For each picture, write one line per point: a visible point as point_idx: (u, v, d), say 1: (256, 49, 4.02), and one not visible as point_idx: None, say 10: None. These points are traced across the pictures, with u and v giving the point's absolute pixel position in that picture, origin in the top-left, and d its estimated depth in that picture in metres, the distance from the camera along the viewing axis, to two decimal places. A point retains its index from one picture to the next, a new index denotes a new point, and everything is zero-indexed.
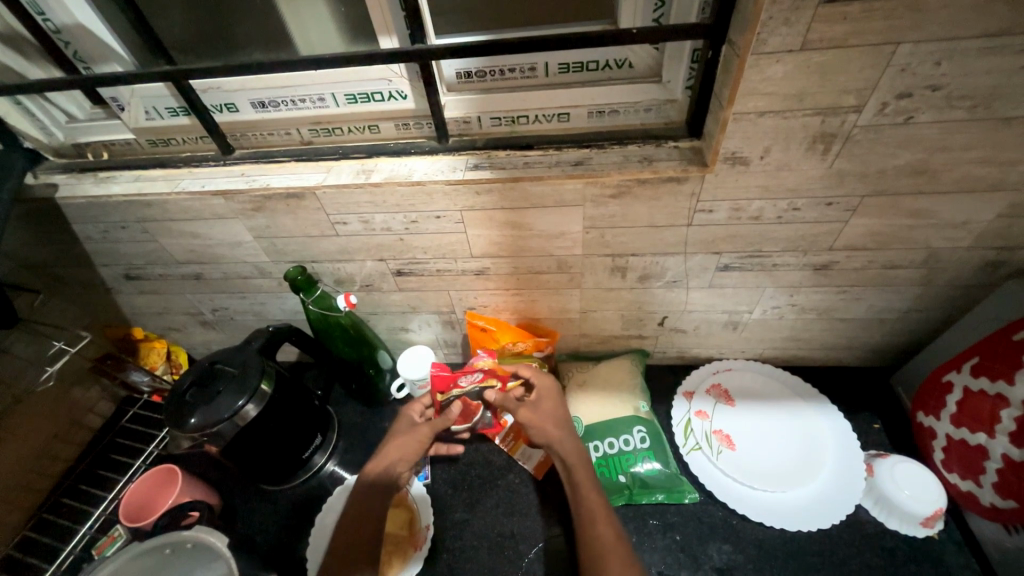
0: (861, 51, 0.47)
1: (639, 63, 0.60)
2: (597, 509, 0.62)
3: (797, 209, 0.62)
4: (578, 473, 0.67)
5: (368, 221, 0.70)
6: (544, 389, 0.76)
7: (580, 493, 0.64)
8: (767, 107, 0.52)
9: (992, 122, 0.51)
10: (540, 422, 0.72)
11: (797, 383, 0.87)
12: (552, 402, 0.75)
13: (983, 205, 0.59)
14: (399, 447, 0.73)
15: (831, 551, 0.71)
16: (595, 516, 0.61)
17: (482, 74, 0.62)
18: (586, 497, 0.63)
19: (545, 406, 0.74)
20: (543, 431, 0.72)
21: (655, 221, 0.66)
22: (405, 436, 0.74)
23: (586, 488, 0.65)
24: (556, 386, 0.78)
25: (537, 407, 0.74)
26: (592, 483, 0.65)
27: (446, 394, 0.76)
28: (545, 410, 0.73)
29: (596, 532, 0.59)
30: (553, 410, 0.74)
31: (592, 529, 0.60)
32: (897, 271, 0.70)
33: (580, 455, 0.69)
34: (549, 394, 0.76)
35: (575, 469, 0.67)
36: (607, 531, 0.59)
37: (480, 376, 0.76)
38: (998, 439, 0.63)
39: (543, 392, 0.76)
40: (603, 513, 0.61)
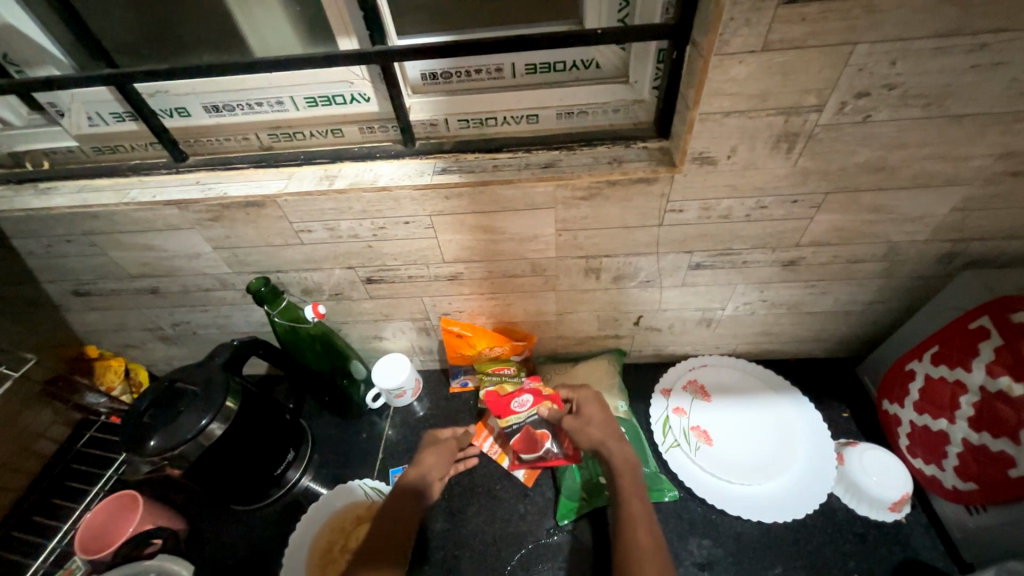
0: (820, 52, 0.47)
1: (606, 63, 0.60)
2: (639, 515, 0.60)
3: (764, 207, 0.63)
4: (623, 474, 0.65)
5: (335, 228, 0.68)
6: (586, 398, 0.76)
7: (623, 497, 0.62)
8: (732, 107, 0.52)
9: (944, 120, 0.53)
10: (585, 430, 0.70)
11: (770, 376, 0.89)
12: (600, 411, 0.73)
13: (939, 200, 0.61)
14: (432, 460, 0.73)
15: (807, 540, 0.73)
16: (636, 521, 0.60)
17: (447, 76, 0.61)
18: (627, 500, 0.62)
19: (593, 415, 0.73)
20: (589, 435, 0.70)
21: (627, 221, 0.66)
22: (438, 450, 0.75)
23: (631, 493, 0.63)
24: (603, 401, 0.76)
25: (583, 414, 0.73)
26: (639, 489, 0.63)
27: (506, 420, 0.80)
28: (593, 418, 0.72)
29: (636, 537, 0.58)
30: (603, 417, 0.72)
31: (632, 532, 0.59)
32: (860, 265, 0.71)
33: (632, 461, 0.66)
34: (599, 404, 0.74)
35: (620, 474, 0.65)
36: (646, 538, 0.58)
37: (530, 401, 0.80)
38: (958, 425, 0.65)
39: (588, 400, 0.75)
40: (647, 518, 0.60)
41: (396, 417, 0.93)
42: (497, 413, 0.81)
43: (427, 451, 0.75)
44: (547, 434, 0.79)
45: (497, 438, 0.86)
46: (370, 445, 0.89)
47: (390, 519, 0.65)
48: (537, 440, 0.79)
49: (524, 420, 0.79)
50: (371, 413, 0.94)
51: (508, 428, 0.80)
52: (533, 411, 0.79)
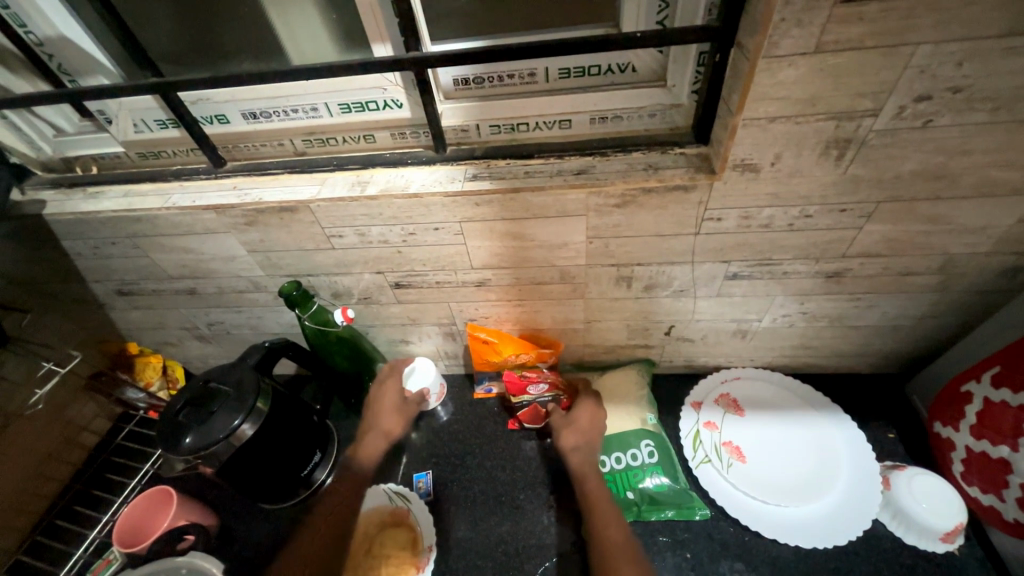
0: (878, 53, 0.44)
1: (642, 67, 0.58)
2: (609, 516, 0.66)
3: (809, 216, 0.60)
4: (588, 479, 0.72)
5: (365, 233, 0.68)
6: (581, 403, 0.81)
7: (592, 501, 0.69)
8: (778, 112, 0.49)
9: (1014, 125, 0.49)
10: (567, 432, 0.78)
11: (809, 391, 0.85)
12: (586, 415, 0.79)
13: (1004, 210, 0.57)
14: (391, 422, 0.81)
15: (849, 568, 0.69)
16: (604, 520, 0.66)
17: (479, 81, 0.60)
18: (597, 505, 0.68)
19: (579, 420, 0.79)
20: (567, 439, 0.77)
21: (662, 230, 0.63)
22: (395, 413, 0.82)
23: (597, 496, 0.70)
24: (600, 405, 0.81)
25: (569, 419, 0.79)
26: (604, 492, 0.70)
27: (518, 397, 0.86)
28: (578, 422, 0.78)
29: (608, 534, 0.64)
30: (584, 420, 0.79)
31: (603, 531, 0.65)
32: (914, 278, 0.67)
33: (593, 468, 0.74)
34: (590, 408, 0.80)
35: (586, 479, 0.72)
36: (617, 535, 0.64)
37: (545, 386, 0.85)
38: (1021, 453, 0.60)
39: (584, 404, 0.80)
40: (614, 516, 0.66)
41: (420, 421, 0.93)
42: (511, 390, 0.85)
43: (383, 418, 0.81)
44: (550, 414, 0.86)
45: (504, 399, 0.93)
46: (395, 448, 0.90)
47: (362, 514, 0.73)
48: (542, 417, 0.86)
49: (536, 399, 0.85)
50: None
51: (518, 404, 0.86)
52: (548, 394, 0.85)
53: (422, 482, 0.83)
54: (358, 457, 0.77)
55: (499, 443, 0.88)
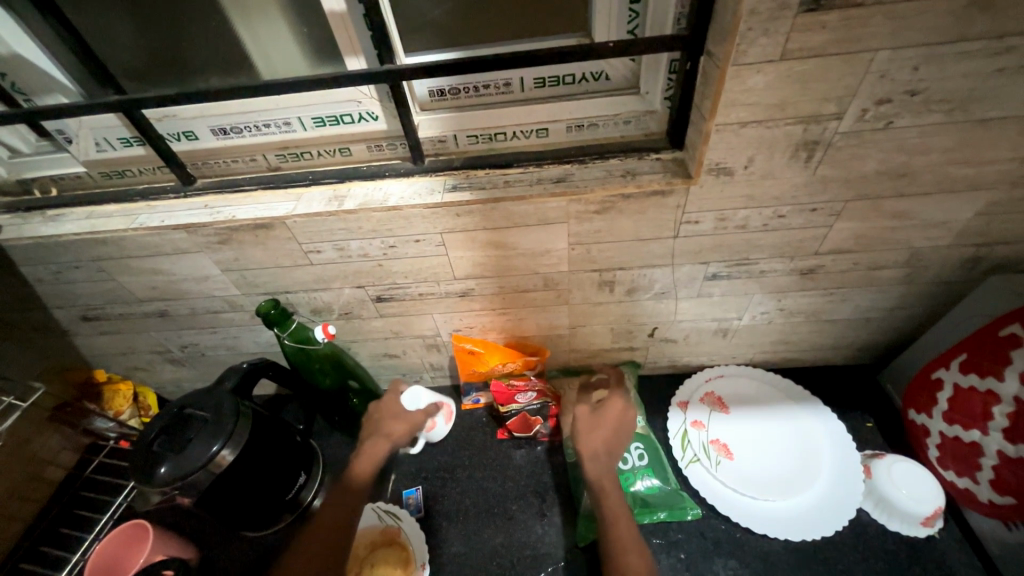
0: (840, 60, 0.46)
1: (616, 75, 0.59)
2: (629, 541, 0.59)
3: (782, 216, 0.62)
4: (608, 492, 0.64)
5: (344, 248, 0.67)
6: (610, 405, 0.75)
7: (611, 517, 0.61)
8: (749, 117, 0.51)
9: (968, 124, 0.51)
10: (591, 431, 0.71)
11: (790, 386, 0.87)
12: (613, 418, 0.73)
13: (962, 205, 0.60)
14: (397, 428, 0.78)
15: (837, 558, 0.70)
16: (622, 543, 0.59)
17: (455, 92, 0.60)
18: (616, 529, 0.60)
19: (606, 423, 0.72)
20: (591, 442, 0.70)
21: (642, 234, 0.64)
22: (401, 421, 0.80)
23: (617, 513, 0.62)
24: (630, 405, 0.76)
25: (595, 419, 0.73)
26: (624, 512, 0.62)
27: (506, 407, 0.84)
28: (604, 424, 0.72)
29: (626, 562, 0.57)
30: (609, 421, 0.72)
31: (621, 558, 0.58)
32: (882, 272, 0.70)
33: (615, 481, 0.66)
34: (620, 410, 0.74)
35: (605, 493, 0.64)
36: (637, 564, 0.57)
37: (534, 394, 0.85)
38: (992, 436, 0.62)
39: (613, 404, 0.75)
40: (634, 542, 0.59)
41: None
42: (499, 399, 0.85)
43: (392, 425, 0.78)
44: (539, 421, 0.85)
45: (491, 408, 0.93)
46: None
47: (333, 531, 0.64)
48: (531, 424, 0.85)
49: (524, 408, 0.85)
50: None
51: (506, 414, 0.85)
52: (536, 402, 0.85)
53: (412, 498, 0.81)
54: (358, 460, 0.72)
55: (491, 453, 0.87)
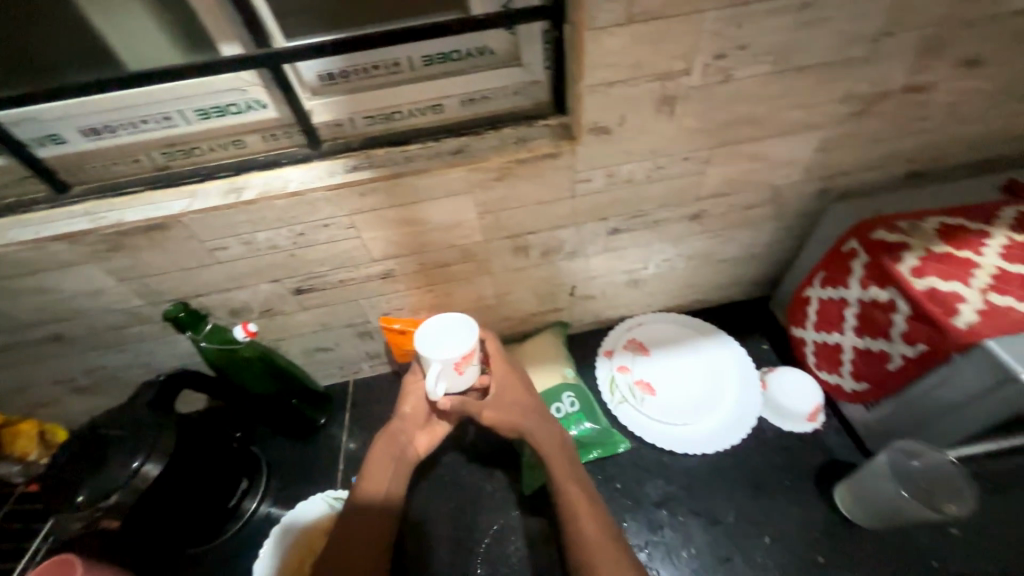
0: (677, 20, 0.52)
1: (499, 48, 0.62)
2: (579, 503, 0.63)
3: (661, 167, 0.69)
4: (555, 464, 0.67)
5: (251, 241, 0.66)
6: (502, 380, 0.73)
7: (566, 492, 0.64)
8: (613, 77, 0.56)
9: (791, 72, 0.60)
10: (505, 408, 0.71)
11: (698, 323, 0.97)
12: (515, 389, 0.73)
13: (803, 143, 0.70)
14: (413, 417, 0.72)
15: (745, 461, 0.81)
16: (577, 510, 0.62)
17: (345, 75, 0.61)
18: (565, 490, 0.64)
19: (507, 396, 0.72)
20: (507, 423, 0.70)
21: (543, 197, 0.69)
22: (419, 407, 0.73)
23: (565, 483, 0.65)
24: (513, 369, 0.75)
25: (496, 399, 0.71)
26: (572, 478, 0.65)
27: None
28: (504, 398, 0.72)
29: (584, 528, 0.60)
30: (513, 395, 0.72)
31: (572, 513, 0.62)
32: (754, 210, 0.80)
33: (556, 445, 0.69)
34: (518, 377, 0.75)
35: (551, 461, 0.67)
36: (593, 527, 0.60)
37: None
38: (847, 335, 0.74)
39: (505, 379, 0.74)
40: (582, 498, 0.63)
41: (353, 426, 0.94)
42: None
43: (400, 410, 0.72)
44: None
45: None
46: (332, 452, 0.90)
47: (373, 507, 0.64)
48: None
49: None
50: (330, 426, 0.94)
51: None
52: None
53: None
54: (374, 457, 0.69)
55: None
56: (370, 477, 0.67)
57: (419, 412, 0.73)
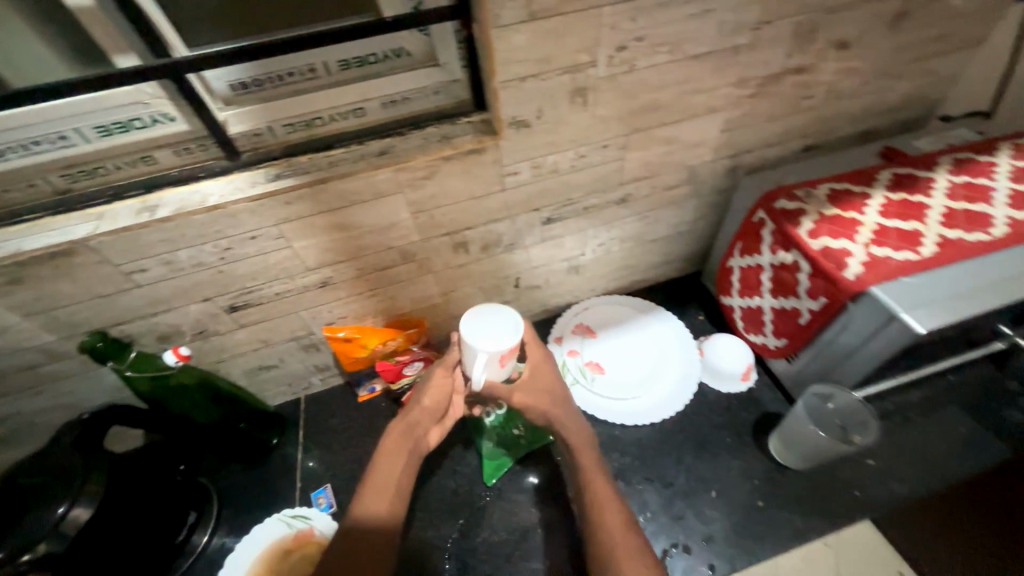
0: (577, 16, 0.56)
1: (415, 50, 0.63)
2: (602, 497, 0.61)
3: (583, 156, 0.72)
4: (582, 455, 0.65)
5: (172, 261, 0.63)
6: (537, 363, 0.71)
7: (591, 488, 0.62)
8: (525, 72, 0.59)
9: (688, 60, 0.65)
10: (537, 392, 0.69)
11: (639, 301, 1.02)
12: (549, 373, 0.71)
13: (709, 125, 0.76)
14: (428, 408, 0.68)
15: (691, 425, 0.86)
16: (602, 505, 0.60)
17: (259, 83, 0.60)
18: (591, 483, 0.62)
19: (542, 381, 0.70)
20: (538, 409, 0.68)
21: (473, 192, 0.71)
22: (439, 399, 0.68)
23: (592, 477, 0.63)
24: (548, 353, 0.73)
25: (530, 381, 0.69)
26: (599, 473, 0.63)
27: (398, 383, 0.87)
28: (538, 382, 0.70)
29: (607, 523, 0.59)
30: (545, 380, 0.70)
31: (598, 509, 0.60)
32: (675, 191, 0.86)
33: (582, 436, 0.67)
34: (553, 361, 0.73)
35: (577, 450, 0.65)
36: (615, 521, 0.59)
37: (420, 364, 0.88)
38: (765, 298, 0.80)
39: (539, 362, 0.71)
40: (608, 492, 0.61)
41: (308, 442, 0.91)
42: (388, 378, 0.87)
43: (420, 399, 0.68)
44: None
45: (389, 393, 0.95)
46: (288, 472, 0.88)
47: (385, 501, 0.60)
48: None
49: (415, 380, 0.88)
50: (284, 445, 0.91)
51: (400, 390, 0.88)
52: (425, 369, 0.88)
53: (323, 497, 0.84)
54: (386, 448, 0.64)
55: None
56: (383, 472, 0.62)
57: (439, 406, 0.68)
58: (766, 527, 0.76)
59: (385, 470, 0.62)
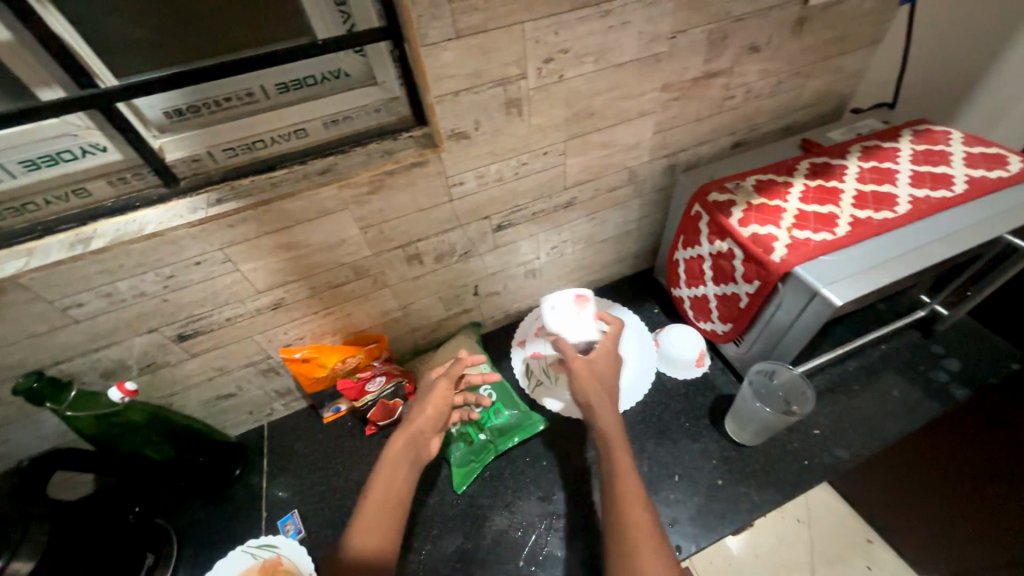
0: (501, 32, 0.59)
1: (353, 70, 0.63)
2: (628, 489, 0.57)
3: (525, 163, 0.76)
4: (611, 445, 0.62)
5: (112, 293, 0.62)
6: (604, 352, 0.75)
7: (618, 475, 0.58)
8: (458, 87, 0.62)
9: (613, 68, 0.70)
10: (592, 378, 0.71)
11: (596, 300, 1.06)
12: (611, 362, 0.74)
13: (642, 128, 0.81)
14: (428, 416, 0.73)
15: (651, 414, 0.90)
16: (626, 496, 0.56)
17: (195, 110, 0.59)
18: (618, 470, 0.59)
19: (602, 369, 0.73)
20: (586, 392, 0.69)
21: (421, 204, 0.73)
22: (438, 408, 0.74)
23: (622, 468, 0.59)
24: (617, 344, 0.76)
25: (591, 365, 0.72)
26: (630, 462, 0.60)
27: (361, 400, 0.87)
28: (599, 368, 0.72)
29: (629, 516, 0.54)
30: (603, 369, 0.72)
31: (620, 498, 0.56)
32: (618, 191, 0.90)
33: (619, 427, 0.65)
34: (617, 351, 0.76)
35: (608, 439, 0.63)
36: (641, 515, 0.54)
37: (384, 379, 0.89)
38: (709, 286, 0.85)
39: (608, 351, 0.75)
40: (633, 483, 0.57)
41: (273, 470, 0.89)
42: (350, 396, 0.87)
43: (423, 408, 0.73)
44: (400, 402, 0.90)
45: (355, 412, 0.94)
46: (252, 503, 0.85)
47: (386, 505, 0.62)
48: (393, 408, 0.89)
49: (379, 395, 0.88)
50: (248, 475, 0.89)
51: (364, 407, 0.88)
52: (388, 385, 0.89)
53: (290, 523, 0.82)
54: (389, 453, 0.68)
55: (363, 452, 0.90)
56: (385, 480, 0.64)
57: (439, 416, 0.74)
58: (725, 504, 0.79)
59: (385, 476, 0.65)
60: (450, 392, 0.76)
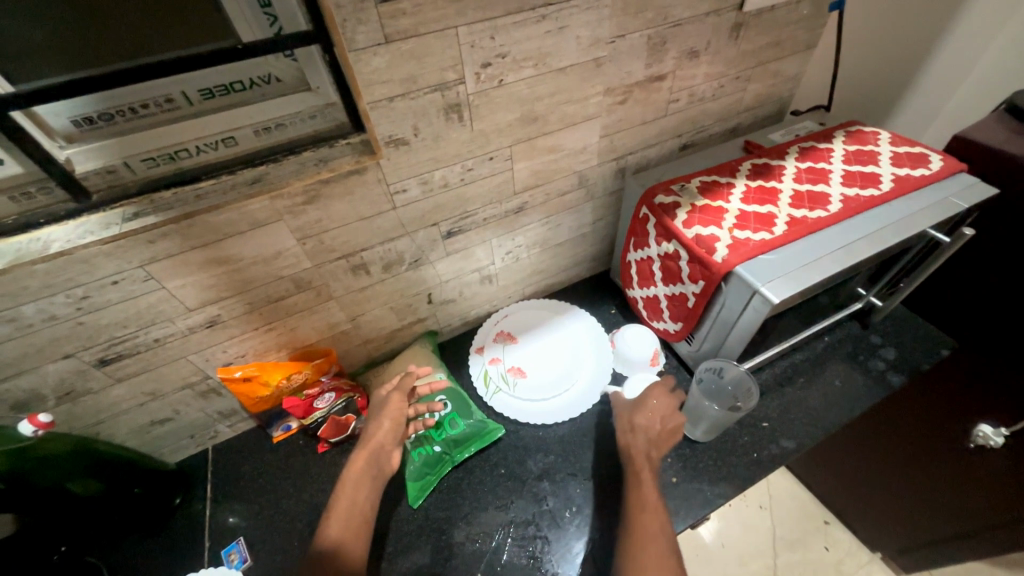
0: (434, 37, 0.58)
1: (285, 75, 0.59)
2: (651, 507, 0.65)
3: (470, 169, 0.74)
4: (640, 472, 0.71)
5: (17, 318, 0.57)
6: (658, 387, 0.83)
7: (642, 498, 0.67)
8: (392, 93, 0.60)
9: (553, 72, 0.69)
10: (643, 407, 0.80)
11: (554, 302, 1.06)
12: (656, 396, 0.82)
13: (589, 132, 0.81)
14: (385, 432, 0.74)
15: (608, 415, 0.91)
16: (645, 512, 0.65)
17: (108, 117, 0.53)
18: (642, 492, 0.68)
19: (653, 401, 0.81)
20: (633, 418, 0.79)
21: (362, 213, 0.70)
22: (394, 423, 0.75)
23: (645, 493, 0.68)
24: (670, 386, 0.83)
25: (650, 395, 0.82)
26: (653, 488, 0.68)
27: (310, 417, 0.85)
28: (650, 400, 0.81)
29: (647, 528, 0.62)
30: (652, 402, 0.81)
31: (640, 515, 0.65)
32: (569, 195, 0.91)
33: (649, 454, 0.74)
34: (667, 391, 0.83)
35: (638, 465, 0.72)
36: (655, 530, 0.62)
37: (332, 394, 0.87)
38: (658, 286, 0.87)
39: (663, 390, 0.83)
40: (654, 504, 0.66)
41: (218, 495, 0.85)
42: (297, 413, 0.85)
43: (380, 424, 0.74)
44: (351, 416, 0.87)
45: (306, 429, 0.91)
46: (193, 532, 0.80)
47: (352, 523, 0.63)
48: (344, 423, 0.86)
49: (328, 411, 0.86)
50: (191, 503, 0.84)
51: (312, 424, 0.86)
52: (338, 401, 0.87)
53: (235, 552, 0.78)
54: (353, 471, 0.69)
55: (314, 470, 0.86)
56: (345, 500, 0.65)
57: (395, 430, 0.75)
58: (679, 501, 0.81)
59: (348, 496, 0.66)
60: (405, 404, 0.77)
